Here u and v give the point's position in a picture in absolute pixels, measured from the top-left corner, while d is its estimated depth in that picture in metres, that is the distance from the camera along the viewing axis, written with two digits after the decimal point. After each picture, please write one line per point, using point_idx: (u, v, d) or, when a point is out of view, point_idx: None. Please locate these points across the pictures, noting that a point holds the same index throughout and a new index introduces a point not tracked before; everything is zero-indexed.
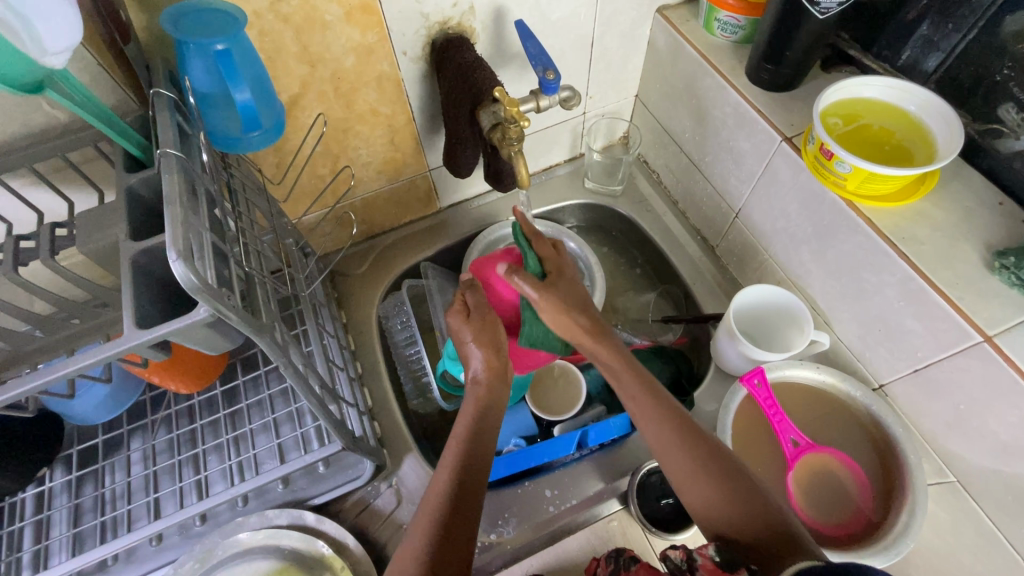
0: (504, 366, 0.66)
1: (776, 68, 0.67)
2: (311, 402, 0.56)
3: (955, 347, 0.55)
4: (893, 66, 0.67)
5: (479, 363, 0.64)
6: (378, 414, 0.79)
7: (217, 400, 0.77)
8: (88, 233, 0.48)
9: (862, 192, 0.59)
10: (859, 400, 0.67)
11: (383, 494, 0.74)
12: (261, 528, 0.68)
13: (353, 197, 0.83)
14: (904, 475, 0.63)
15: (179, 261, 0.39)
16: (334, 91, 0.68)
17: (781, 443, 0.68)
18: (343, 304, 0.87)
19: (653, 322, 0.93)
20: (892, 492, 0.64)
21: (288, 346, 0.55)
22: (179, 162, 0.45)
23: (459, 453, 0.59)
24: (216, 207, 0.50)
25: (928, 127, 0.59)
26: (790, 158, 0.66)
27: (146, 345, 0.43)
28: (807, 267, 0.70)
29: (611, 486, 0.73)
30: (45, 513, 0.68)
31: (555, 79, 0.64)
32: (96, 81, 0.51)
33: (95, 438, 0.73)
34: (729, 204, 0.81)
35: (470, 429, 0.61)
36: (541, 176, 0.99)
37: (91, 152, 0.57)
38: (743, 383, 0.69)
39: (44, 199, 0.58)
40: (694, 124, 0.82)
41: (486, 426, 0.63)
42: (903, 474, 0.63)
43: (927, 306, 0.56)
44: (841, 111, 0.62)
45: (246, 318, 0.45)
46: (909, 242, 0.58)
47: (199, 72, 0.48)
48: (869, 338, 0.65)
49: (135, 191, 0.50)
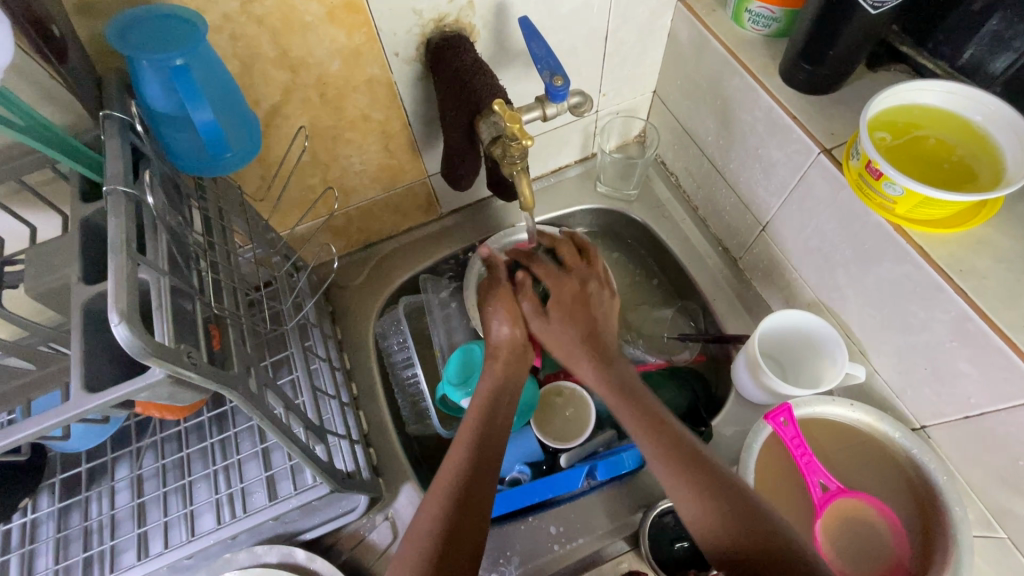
0: (521, 354, 0.66)
1: (815, 69, 0.59)
2: (293, 450, 0.51)
3: (1018, 398, 0.49)
4: (952, 66, 0.58)
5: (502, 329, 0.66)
6: (373, 440, 0.74)
7: (206, 426, 0.73)
8: (40, 274, 0.43)
9: (913, 216, 0.52)
10: (898, 441, 0.61)
11: (378, 527, 0.70)
12: (250, 566, 0.64)
13: (346, 208, 0.77)
14: (946, 533, 0.57)
15: (121, 325, 0.34)
16: (320, 97, 0.61)
17: (809, 487, 0.63)
18: (338, 318, 0.82)
19: (666, 339, 0.85)
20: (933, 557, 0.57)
21: (267, 390, 0.50)
22: (130, 199, 0.39)
23: (475, 432, 0.59)
24: (177, 242, 0.45)
25: (997, 141, 0.51)
26: (828, 173, 0.59)
27: (97, 410, 0.38)
28: (843, 293, 0.63)
29: (621, 523, 0.68)
30: (29, 545, 0.65)
31: (563, 85, 0.57)
32: (47, 97, 0.46)
33: (80, 466, 0.70)
34: (755, 215, 0.74)
35: (477, 428, 0.59)
36: (551, 179, 0.92)
37: (49, 173, 0.51)
38: (768, 420, 0.63)
39: (2, 225, 0.53)
40: (718, 127, 0.74)
41: (499, 421, 0.61)
42: (944, 531, 0.57)
43: (985, 350, 0.50)
44: (892, 121, 0.54)
45: (212, 374, 0.40)
46: (968, 275, 0.50)
47: (153, 92, 0.43)
48: (912, 375, 0.59)
49: (93, 223, 0.45)
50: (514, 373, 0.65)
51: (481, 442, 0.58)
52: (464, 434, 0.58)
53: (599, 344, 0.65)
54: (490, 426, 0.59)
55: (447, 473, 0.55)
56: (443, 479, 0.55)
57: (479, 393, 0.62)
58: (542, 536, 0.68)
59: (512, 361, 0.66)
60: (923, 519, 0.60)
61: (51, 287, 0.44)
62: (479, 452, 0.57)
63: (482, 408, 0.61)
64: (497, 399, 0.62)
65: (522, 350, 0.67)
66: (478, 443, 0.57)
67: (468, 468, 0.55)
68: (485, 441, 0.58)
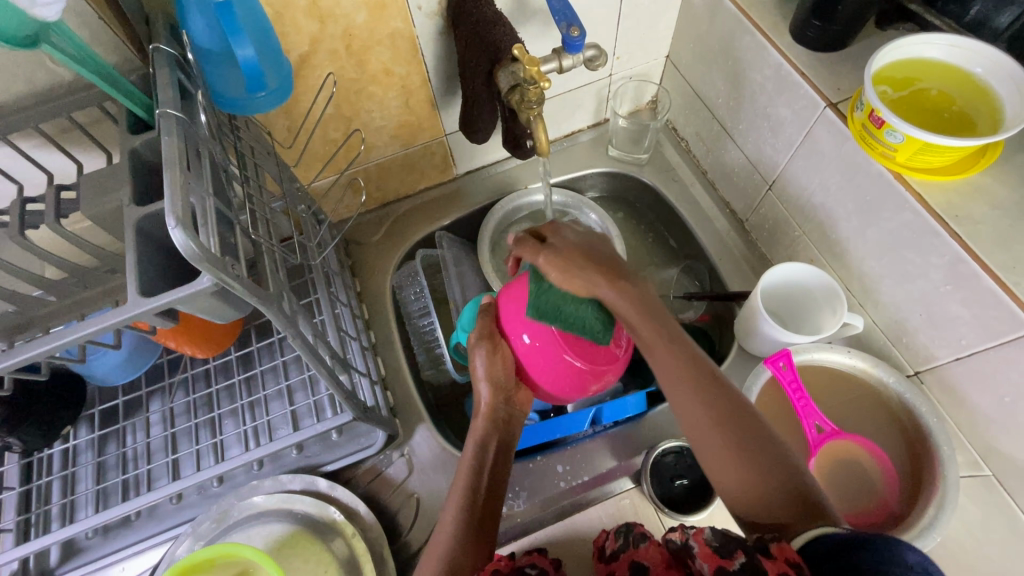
0: (510, 415, 0.59)
1: (825, 26, 0.60)
2: (321, 373, 0.54)
3: (1004, 337, 0.52)
4: (959, 23, 0.59)
5: (484, 394, 0.57)
6: (391, 383, 0.79)
7: (233, 365, 0.77)
8: (93, 197, 0.47)
9: (913, 164, 0.55)
10: (890, 386, 0.64)
11: (395, 463, 0.74)
12: (276, 492, 0.69)
13: (366, 162, 0.80)
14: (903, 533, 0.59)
15: (178, 229, 0.37)
16: (346, 49, 0.64)
17: (804, 429, 0.67)
18: (357, 272, 0.85)
19: (674, 298, 0.87)
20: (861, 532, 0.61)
21: (298, 316, 0.53)
22: (180, 124, 0.43)
23: (473, 458, 0.57)
24: (220, 173, 0.48)
25: (997, 92, 0.53)
26: (833, 126, 0.61)
27: (150, 315, 0.42)
28: (845, 245, 0.66)
29: (625, 464, 0.72)
30: (70, 469, 0.69)
31: (579, 36, 0.60)
32: (97, 37, 0.49)
33: (116, 399, 0.74)
34: (763, 175, 0.76)
35: (471, 461, 0.57)
36: (563, 143, 0.94)
37: (96, 112, 0.55)
38: (768, 365, 0.67)
39: (51, 159, 0.57)
40: (728, 88, 0.76)
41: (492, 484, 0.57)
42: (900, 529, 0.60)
43: (976, 290, 0.52)
44: (894, 75, 0.56)
45: (253, 288, 0.43)
46: (963, 221, 0.53)
47: (200, 28, 0.46)
48: (907, 323, 0.62)
49: (140, 154, 0.49)
50: (511, 426, 0.59)
51: (476, 504, 0.55)
52: (454, 497, 0.56)
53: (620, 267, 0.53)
54: (480, 487, 0.56)
55: (448, 512, 0.55)
56: (445, 520, 0.55)
57: (464, 453, 0.58)
58: (549, 474, 0.72)
59: (503, 419, 0.59)
60: (895, 515, 0.62)
61: (105, 210, 0.48)
62: (476, 517, 0.54)
63: (469, 471, 0.57)
64: (480, 457, 0.57)
65: (513, 402, 0.58)
66: (467, 506, 0.55)
67: (468, 500, 0.55)
68: (477, 503, 0.55)
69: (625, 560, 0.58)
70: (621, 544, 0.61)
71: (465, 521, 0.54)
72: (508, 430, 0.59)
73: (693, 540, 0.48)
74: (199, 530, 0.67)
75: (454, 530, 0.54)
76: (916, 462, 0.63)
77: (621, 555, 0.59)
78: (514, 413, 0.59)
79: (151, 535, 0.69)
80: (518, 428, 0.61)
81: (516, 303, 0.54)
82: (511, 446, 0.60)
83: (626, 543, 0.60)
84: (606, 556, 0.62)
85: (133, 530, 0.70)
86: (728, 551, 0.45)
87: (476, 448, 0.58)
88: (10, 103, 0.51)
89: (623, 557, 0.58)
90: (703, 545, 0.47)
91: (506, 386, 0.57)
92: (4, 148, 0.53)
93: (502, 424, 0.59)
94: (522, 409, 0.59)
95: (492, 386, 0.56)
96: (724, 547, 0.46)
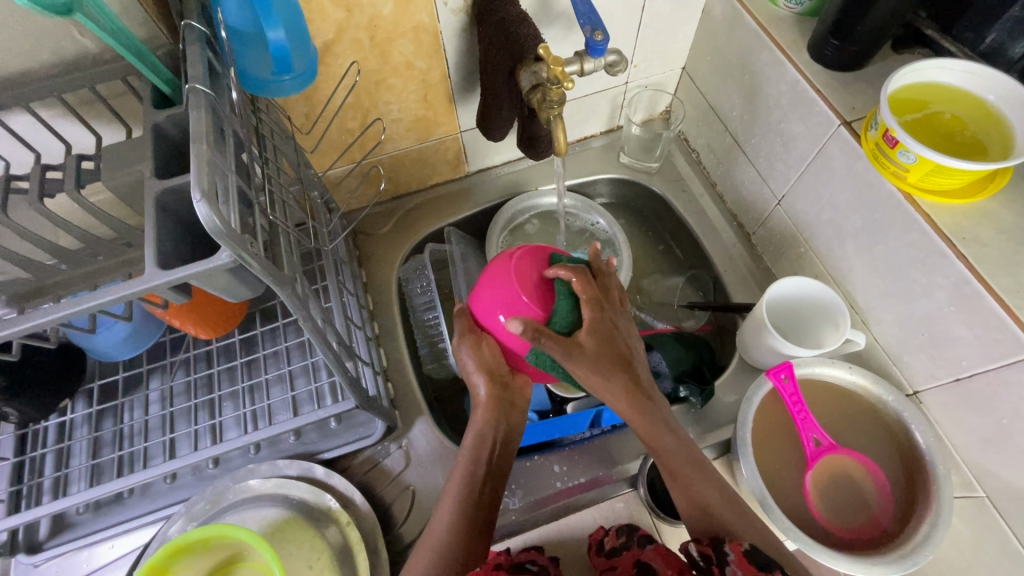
0: (511, 400, 0.60)
1: (843, 45, 0.61)
2: (328, 357, 0.54)
3: (1006, 359, 0.52)
4: (974, 51, 0.60)
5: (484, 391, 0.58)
6: (392, 375, 0.79)
7: (234, 348, 0.77)
8: (113, 167, 0.47)
9: (924, 185, 0.56)
10: (889, 405, 0.66)
11: (393, 454, 0.74)
12: (272, 477, 0.69)
13: (380, 154, 0.80)
14: (897, 551, 0.60)
15: (202, 202, 0.37)
16: (370, 40, 0.65)
17: (803, 442, 0.67)
18: (364, 263, 0.86)
19: (678, 307, 0.87)
20: (853, 547, 0.63)
21: (309, 300, 0.53)
22: (207, 99, 0.43)
23: (472, 450, 0.59)
24: (243, 151, 0.49)
25: (1009, 120, 0.54)
26: (846, 145, 0.62)
27: (167, 287, 0.41)
28: (851, 263, 0.67)
29: (620, 469, 0.72)
30: (66, 442, 0.69)
31: (603, 39, 0.61)
32: (127, 11, 0.50)
33: (116, 375, 0.74)
34: (772, 189, 0.77)
35: (469, 452, 0.59)
36: (576, 148, 0.95)
37: (120, 86, 0.55)
38: (769, 376, 0.68)
39: (69, 129, 0.57)
40: (743, 102, 0.77)
41: (491, 474, 0.58)
42: (896, 545, 0.61)
43: (980, 312, 0.53)
44: (910, 98, 0.57)
45: (269, 268, 0.43)
46: (970, 243, 0.54)
47: (231, 7, 0.46)
48: (909, 342, 0.63)
49: (162, 129, 0.49)
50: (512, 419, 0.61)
51: (472, 496, 0.56)
52: (454, 488, 0.57)
53: (631, 368, 0.56)
54: (478, 474, 0.57)
55: (445, 505, 0.56)
56: (441, 516, 0.55)
57: (464, 442, 0.60)
58: (546, 474, 0.72)
59: (502, 407, 0.59)
60: (886, 531, 0.63)
61: (124, 181, 0.48)
62: (476, 506, 0.56)
63: (469, 458, 0.58)
64: (476, 452, 0.59)
65: (509, 390, 0.60)
66: (466, 501, 0.56)
67: (467, 489, 0.56)
68: (476, 496, 0.56)
69: (629, 556, 0.59)
70: (624, 541, 0.62)
71: (462, 516, 0.55)
72: (506, 422, 0.60)
73: (728, 548, 0.51)
74: (193, 511, 0.66)
75: (452, 521, 0.54)
76: (912, 480, 0.64)
77: (624, 551, 0.60)
78: (516, 400, 0.60)
79: (142, 514, 0.69)
80: (519, 421, 0.61)
81: (495, 278, 0.56)
82: (515, 432, 0.61)
83: (629, 541, 0.61)
84: (605, 551, 0.63)
85: (124, 508, 0.69)
86: (764, 565, 0.49)
87: (475, 440, 0.59)
88: (35, 71, 0.51)
89: (626, 555, 0.59)
90: (738, 553, 0.50)
91: (501, 375, 0.59)
92: (25, 116, 0.54)
93: (502, 416, 0.59)
94: (520, 397, 0.60)
95: (486, 378, 0.58)
96: (760, 560, 0.49)
